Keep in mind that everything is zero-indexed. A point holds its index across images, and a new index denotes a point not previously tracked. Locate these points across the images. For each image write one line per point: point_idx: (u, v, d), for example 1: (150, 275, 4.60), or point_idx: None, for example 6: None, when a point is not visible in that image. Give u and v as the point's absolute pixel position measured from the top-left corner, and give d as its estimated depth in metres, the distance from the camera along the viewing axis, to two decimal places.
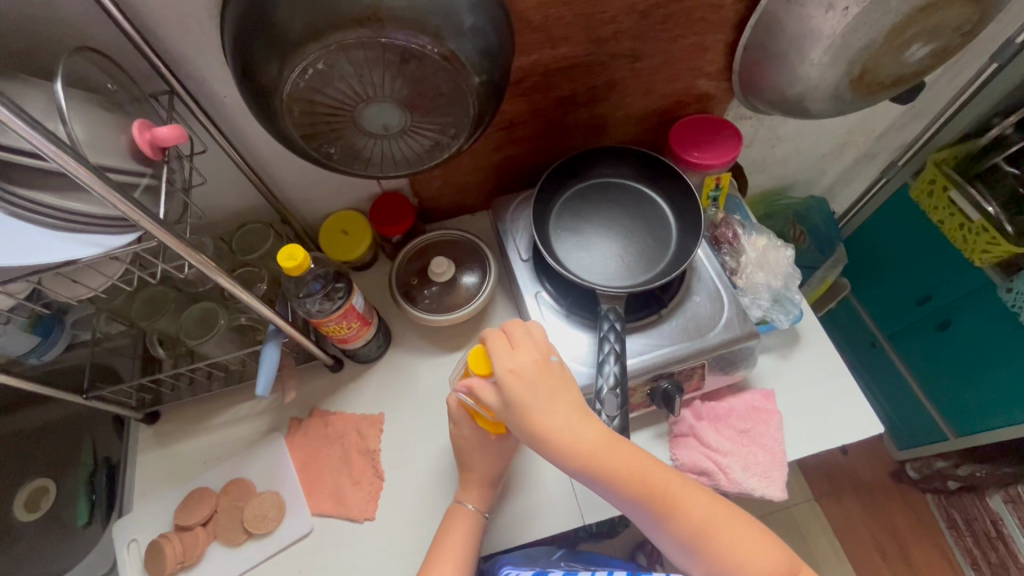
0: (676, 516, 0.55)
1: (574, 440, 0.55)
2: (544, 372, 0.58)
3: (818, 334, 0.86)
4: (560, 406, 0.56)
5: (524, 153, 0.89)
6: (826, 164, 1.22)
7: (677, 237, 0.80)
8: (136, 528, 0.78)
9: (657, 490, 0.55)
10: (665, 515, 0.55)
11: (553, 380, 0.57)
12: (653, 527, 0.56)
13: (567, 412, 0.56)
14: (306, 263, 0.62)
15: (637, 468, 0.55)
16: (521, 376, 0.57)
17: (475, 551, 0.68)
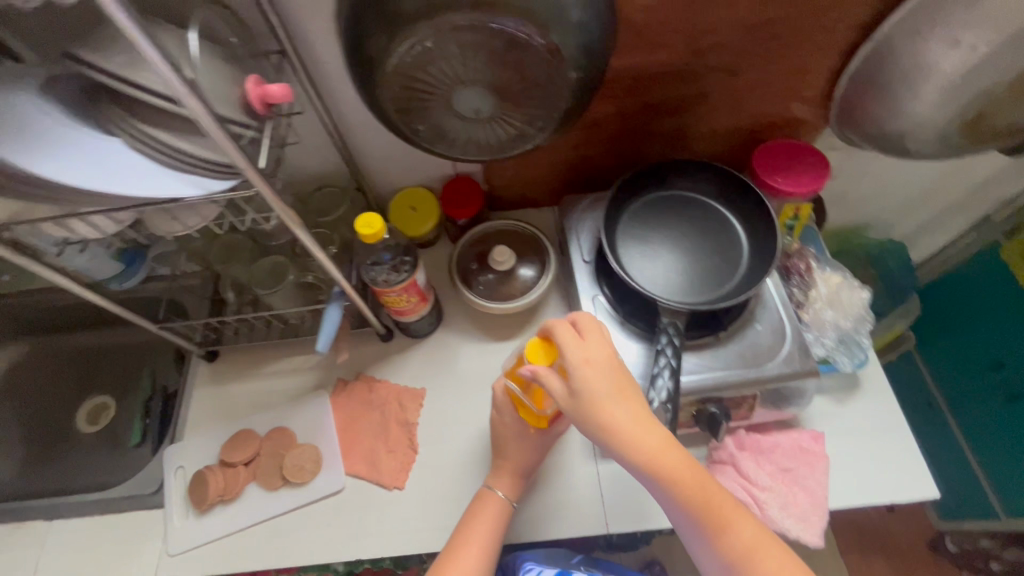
0: (726, 534, 0.53)
1: (636, 436, 0.54)
2: (610, 365, 0.57)
3: (881, 384, 0.82)
4: (626, 401, 0.56)
5: (601, 155, 0.89)
6: (910, 209, 1.16)
7: (747, 261, 0.78)
8: (184, 456, 0.83)
9: (711, 503, 0.55)
10: (714, 531, 0.54)
11: (618, 374, 0.57)
12: (698, 540, 0.55)
13: (632, 408, 0.56)
14: (381, 232, 0.64)
15: (694, 477, 0.55)
16: (595, 367, 0.56)
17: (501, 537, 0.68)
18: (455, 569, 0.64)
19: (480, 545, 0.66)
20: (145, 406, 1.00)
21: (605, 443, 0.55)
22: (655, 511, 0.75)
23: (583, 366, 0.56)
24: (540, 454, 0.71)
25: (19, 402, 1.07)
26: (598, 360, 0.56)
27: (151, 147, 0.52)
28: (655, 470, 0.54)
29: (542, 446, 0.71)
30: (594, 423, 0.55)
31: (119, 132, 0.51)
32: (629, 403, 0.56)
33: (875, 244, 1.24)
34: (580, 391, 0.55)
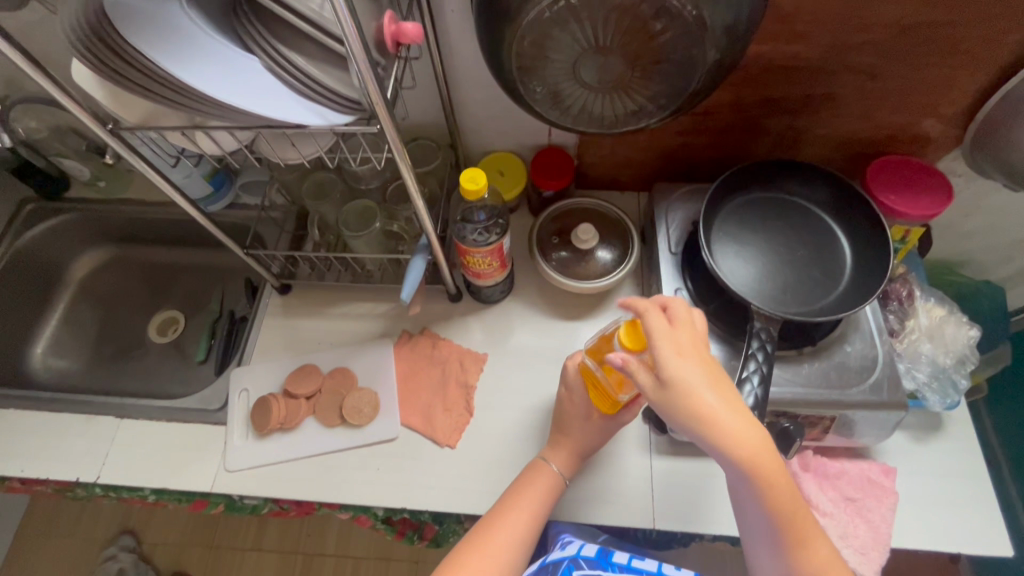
0: (806, 549, 0.53)
1: (738, 438, 0.51)
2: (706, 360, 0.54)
3: (965, 429, 0.77)
4: (726, 401, 0.52)
5: (703, 146, 0.85)
6: (1017, 252, 1.08)
7: (847, 279, 0.74)
8: (248, 380, 0.86)
9: (797, 516, 0.54)
10: (794, 545, 0.54)
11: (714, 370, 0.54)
12: (772, 548, 0.55)
13: (730, 407, 0.53)
14: (484, 190, 0.63)
15: (787, 489, 0.53)
16: (692, 361, 0.53)
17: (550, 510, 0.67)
18: (501, 530, 0.63)
19: (528, 513, 0.65)
20: (211, 327, 1.04)
21: (708, 441, 0.52)
22: (704, 515, 0.74)
23: (683, 358, 0.52)
24: (601, 440, 0.70)
25: (99, 303, 1.13)
26: (692, 353, 0.53)
27: (284, 69, 0.52)
28: (752, 477, 0.52)
29: (605, 432, 0.70)
30: (694, 419, 0.52)
31: (258, 50, 0.51)
32: (729, 403, 0.53)
33: (971, 283, 1.15)
34: (684, 386, 0.52)
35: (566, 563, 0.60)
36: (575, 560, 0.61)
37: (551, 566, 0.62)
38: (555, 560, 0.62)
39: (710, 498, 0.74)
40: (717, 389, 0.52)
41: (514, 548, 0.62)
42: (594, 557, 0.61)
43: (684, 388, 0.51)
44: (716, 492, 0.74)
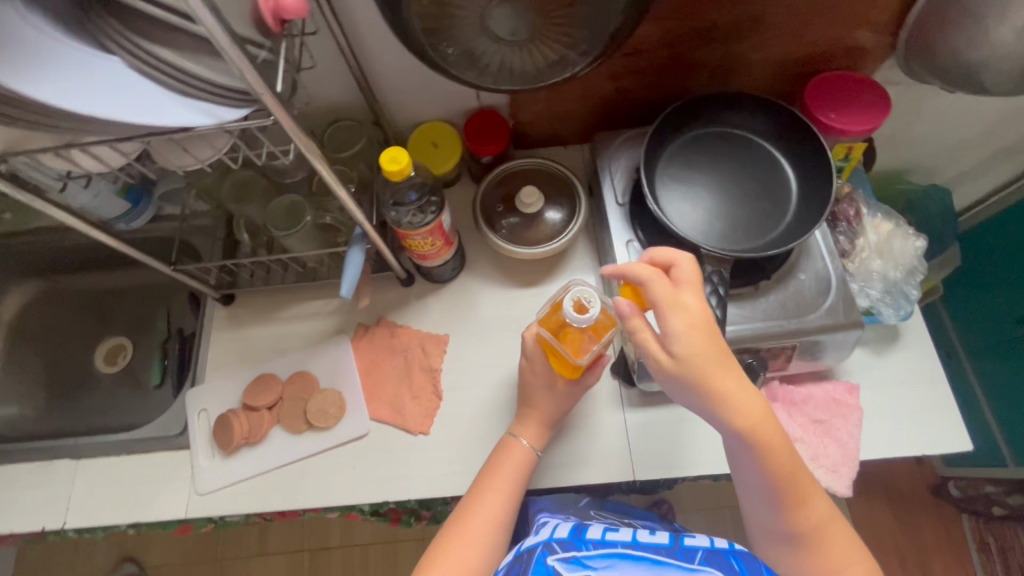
0: (804, 511, 0.56)
1: (743, 410, 0.53)
2: (711, 337, 0.54)
3: (921, 336, 0.79)
4: (732, 377, 0.53)
5: (638, 88, 0.81)
6: (961, 152, 1.09)
7: (795, 206, 0.73)
8: (206, 399, 0.82)
9: (800, 483, 0.56)
10: (794, 507, 0.56)
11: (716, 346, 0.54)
12: (772, 511, 0.57)
13: (734, 384, 0.53)
14: (408, 169, 0.58)
15: (792, 460, 0.55)
16: (701, 337, 0.53)
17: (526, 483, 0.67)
18: (478, 517, 0.62)
19: (503, 494, 0.64)
20: (162, 347, 0.99)
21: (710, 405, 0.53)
22: (682, 459, 0.75)
23: (693, 335, 0.52)
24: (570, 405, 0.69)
25: (35, 341, 1.06)
26: (700, 330, 0.53)
27: (154, 68, 0.46)
28: (752, 442, 0.54)
29: (573, 398, 0.69)
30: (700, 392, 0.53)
31: (118, 50, 0.45)
32: (734, 378, 0.53)
33: (917, 190, 1.17)
34: (692, 361, 0.52)
35: (540, 552, 0.58)
36: (548, 544, 0.59)
37: (524, 554, 0.60)
38: (528, 548, 0.60)
39: (685, 442, 0.76)
40: (718, 363, 0.53)
41: (494, 530, 0.62)
42: (568, 537, 0.60)
43: (694, 363, 0.52)
44: (690, 436, 0.76)
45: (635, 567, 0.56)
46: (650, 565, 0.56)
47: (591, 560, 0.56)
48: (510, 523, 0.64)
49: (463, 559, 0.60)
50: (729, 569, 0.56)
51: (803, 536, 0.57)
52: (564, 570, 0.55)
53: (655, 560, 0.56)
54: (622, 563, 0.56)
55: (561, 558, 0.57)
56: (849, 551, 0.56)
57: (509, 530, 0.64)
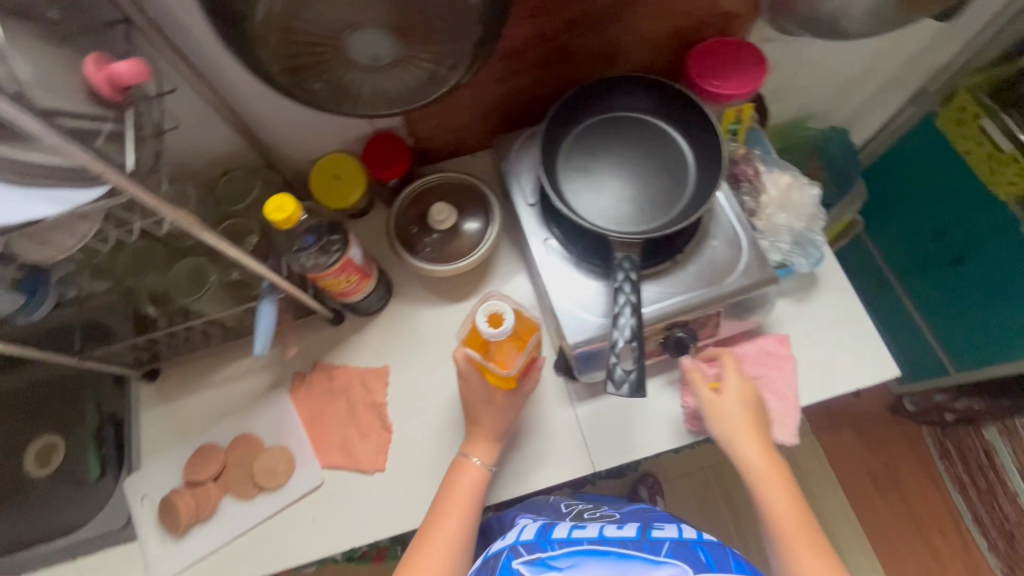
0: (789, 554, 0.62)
1: (740, 452, 0.68)
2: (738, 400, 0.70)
3: (837, 277, 0.82)
4: (745, 429, 0.69)
5: (528, 86, 0.81)
6: (850, 91, 1.14)
7: (694, 175, 0.75)
8: (146, 484, 0.78)
9: (784, 526, 0.63)
10: (781, 546, 0.63)
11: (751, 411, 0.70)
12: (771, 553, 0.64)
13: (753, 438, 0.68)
14: (297, 214, 0.57)
15: (780, 504, 0.65)
16: (727, 395, 0.70)
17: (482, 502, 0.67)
18: (435, 545, 0.62)
19: (460, 517, 0.64)
20: (96, 437, 0.94)
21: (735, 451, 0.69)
22: (637, 442, 0.76)
23: (726, 392, 0.70)
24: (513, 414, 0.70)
25: None
26: (736, 393, 0.71)
27: None
28: (754, 480, 0.67)
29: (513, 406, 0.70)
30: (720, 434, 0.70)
31: None
32: (743, 429, 0.69)
33: (819, 135, 1.23)
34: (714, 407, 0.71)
35: (505, 555, 0.60)
36: (514, 548, 0.61)
37: (491, 560, 0.61)
38: (494, 553, 0.62)
39: (636, 424, 0.77)
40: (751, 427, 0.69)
41: (452, 555, 0.62)
42: (534, 538, 0.61)
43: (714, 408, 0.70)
44: (639, 417, 0.77)
45: (599, 563, 0.57)
46: (615, 560, 0.57)
47: (556, 561, 0.57)
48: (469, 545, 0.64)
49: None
50: (695, 560, 0.57)
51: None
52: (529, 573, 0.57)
53: (622, 554, 0.58)
54: (588, 559, 0.57)
55: (526, 561, 0.58)
56: None
57: (470, 552, 0.64)
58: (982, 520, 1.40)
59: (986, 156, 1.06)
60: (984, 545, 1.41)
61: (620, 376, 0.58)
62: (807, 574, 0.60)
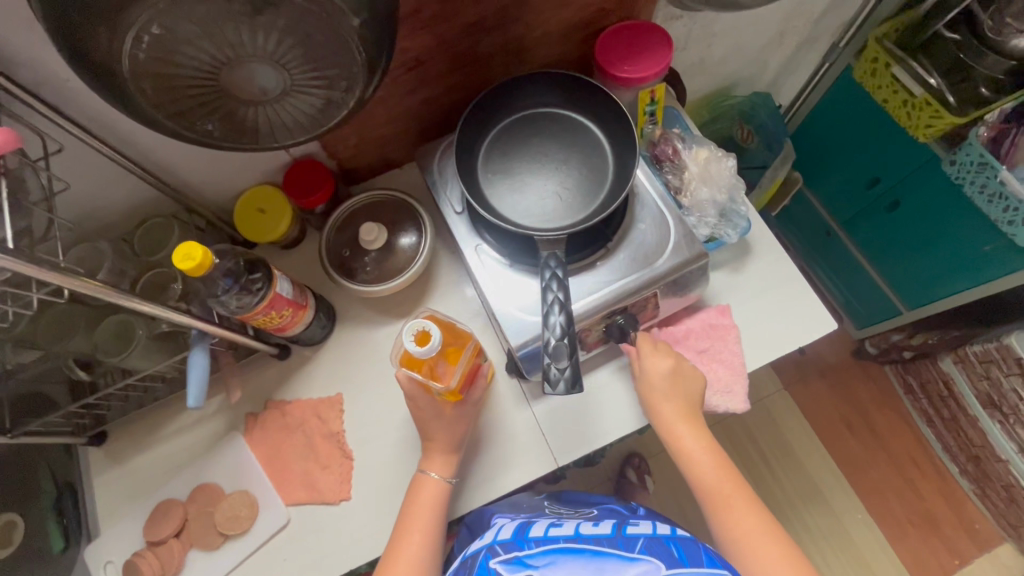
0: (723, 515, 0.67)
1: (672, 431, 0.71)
2: (671, 380, 0.72)
3: (769, 241, 0.84)
4: (675, 407, 0.71)
5: (442, 94, 0.81)
6: (767, 56, 1.17)
7: (613, 162, 0.75)
8: (109, 550, 0.76)
9: (716, 490, 0.69)
10: (714, 509, 0.68)
11: (681, 387, 0.72)
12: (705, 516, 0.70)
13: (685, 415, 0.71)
14: (207, 260, 0.55)
15: (711, 473, 0.70)
16: (658, 377, 0.72)
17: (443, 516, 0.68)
18: (403, 561, 0.64)
19: (423, 533, 0.65)
20: (56, 508, 0.91)
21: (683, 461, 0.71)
22: (596, 431, 0.77)
23: (653, 375, 0.72)
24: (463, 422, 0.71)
25: None
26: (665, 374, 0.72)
27: None
28: (685, 454, 0.71)
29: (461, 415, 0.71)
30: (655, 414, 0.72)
31: None
32: (675, 406, 0.71)
33: (745, 101, 1.25)
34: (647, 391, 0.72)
35: (482, 554, 0.61)
36: (492, 547, 0.62)
37: (470, 560, 0.62)
38: (473, 553, 0.63)
39: (593, 413, 0.78)
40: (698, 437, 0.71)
41: (417, 571, 0.64)
42: (511, 539, 0.62)
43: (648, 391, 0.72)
44: (595, 406, 0.78)
45: (574, 561, 0.57)
46: (589, 558, 0.57)
47: (532, 559, 0.58)
48: (434, 559, 0.66)
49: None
50: (668, 556, 0.57)
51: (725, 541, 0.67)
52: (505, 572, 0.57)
53: (596, 552, 0.58)
54: (563, 557, 0.57)
55: (502, 560, 0.59)
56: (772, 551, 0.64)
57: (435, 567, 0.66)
58: (950, 448, 1.45)
59: (901, 103, 1.08)
60: (956, 472, 1.47)
61: (555, 375, 0.59)
62: (737, 529, 0.66)
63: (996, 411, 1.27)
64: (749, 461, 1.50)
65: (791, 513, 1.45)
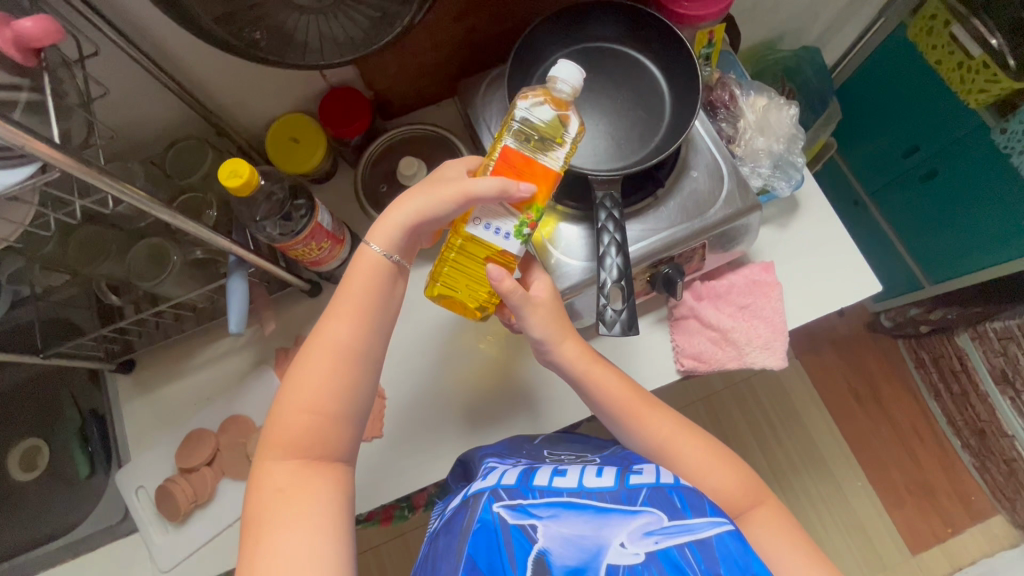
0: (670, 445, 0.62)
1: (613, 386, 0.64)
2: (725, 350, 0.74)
3: (817, 199, 0.82)
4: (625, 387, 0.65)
5: (489, 23, 0.75)
6: (819, 8, 1.11)
7: (670, 105, 0.72)
8: (140, 475, 0.76)
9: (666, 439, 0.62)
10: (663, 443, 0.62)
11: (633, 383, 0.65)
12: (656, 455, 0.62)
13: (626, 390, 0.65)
14: (254, 178, 0.53)
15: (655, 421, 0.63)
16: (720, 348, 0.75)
17: (387, 304, 0.55)
18: (324, 342, 0.51)
19: (355, 314, 0.52)
20: (81, 435, 0.91)
21: (580, 378, 0.64)
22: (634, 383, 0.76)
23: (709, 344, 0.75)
24: (454, 203, 0.53)
25: None
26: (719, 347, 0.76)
27: None
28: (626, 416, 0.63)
29: (458, 193, 0.53)
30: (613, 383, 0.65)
31: None
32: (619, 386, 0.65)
33: (790, 56, 1.20)
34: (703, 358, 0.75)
35: (485, 497, 0.49)
36: (495, 491, 0.50)
37: (472, 500, 0.50)
38: (475, 493, 0.51)
39: (631, 366, 0.77)
40: (591, 356, 0.65)
41: (344, 359, 0.51)
42: (514, 484, 0.51)
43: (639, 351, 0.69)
44: (633, 359, 0.77)
45: (579, 517, 0.46)
46: (594, 514, 0.47)
47: (536, 509, 0.47)
48: (371, 354, 0.53)
49: (309, 406, 0.49)
50: (670, 507, 0.48)
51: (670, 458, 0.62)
52: (508, 518, 0.46)
53: (600, 508, 0.48)
54: (566, 512, 0.47)
55: (505, 505, 0.47)
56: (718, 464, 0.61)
57: (371, 367, 0.53)
58: (955, 423, 1.47)
59: (956, 65, 1.03)
60: (958, 445, 1.49)
61: (612, 316, 0.60)
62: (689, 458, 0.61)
63: (1009, 387, 1.29)
64: (756, 425, 1.52)
65: (794, 477, 1.48)
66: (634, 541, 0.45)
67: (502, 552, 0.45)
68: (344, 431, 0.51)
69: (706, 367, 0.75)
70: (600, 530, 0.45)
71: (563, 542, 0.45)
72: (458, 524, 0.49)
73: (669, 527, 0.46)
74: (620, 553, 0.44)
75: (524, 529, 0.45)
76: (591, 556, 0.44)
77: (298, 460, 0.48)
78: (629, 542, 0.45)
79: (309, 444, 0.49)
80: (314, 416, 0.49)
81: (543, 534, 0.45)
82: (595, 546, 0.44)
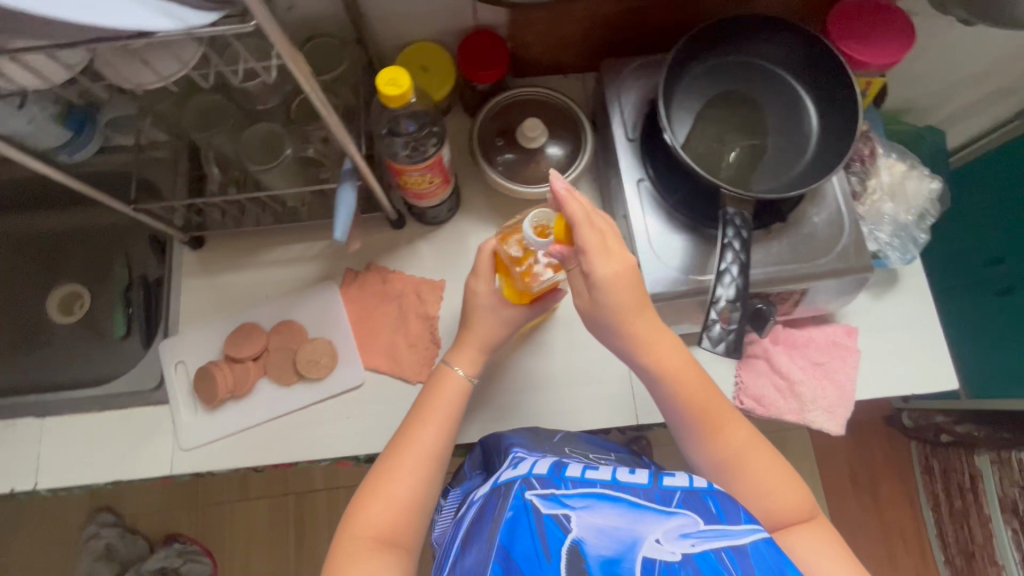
0: (738, 462, 0.59)
1: (689, 398, 0.61)
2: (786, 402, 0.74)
3: (918, 279, 0.80)
4: (700, 396, 0.61)
5: (654, 9, 0.73)
6: (957, 91, 1.08)
7: (813, 144, 0.70)
8: (183, 350, 0.76)
9: (733, 454, 0.60)
10: (729, 460, 0.60)
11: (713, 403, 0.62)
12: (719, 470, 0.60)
13: (701, 401, 0.61)
14: (409, 93, 0.51)
15: (730, 436, 0.61)
16: (783, 396, 0.74)
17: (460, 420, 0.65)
18: (413, 446, 0.61)
19: (440, 422, 0.63)
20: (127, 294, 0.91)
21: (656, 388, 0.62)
22: None
23: (772, 390, 0.74)
24: (507, 331, 0.68)
25: None
26: (783, 397, 0.74)
27: None
28: (698, 431, 0.61)
29: (508, 326, 0.68)
30: (690, 399, 0.61)
31: None
32: (696, 397, 0.61)
33: (913, 131, 1.16)
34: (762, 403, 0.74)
35: (517, 485, 0.47)
36: (526, 478, 0.49)
37: (503, 489, 0.49)
38: (506, 481, 0.50)
39: None
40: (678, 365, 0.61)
41: (426, 460, 0.60)
42: (547, 473, 0.50)
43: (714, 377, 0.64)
44: None
45: (612, 508, 0.45)
46: (627, 508, 0.46)
47: (569, 499, 0.46)
48: (446, 456, 0.62)
49: (392, 490, 0.58)
50: (705, 510, 0.47)
51: (734, 471, 0.59)
52: (541, 508, 0.45)
53: (633, 502, 0.46)
54: (602, 503, 0.46)
55: (539, 494, 0.46)
56: (782, 482, 0.59)
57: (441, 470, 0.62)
58: (945, 537, 1.44)
59: None
60: (941, 559, 1.46)
61: (718, 334, 0.60)
62: (755, 477, 0.59)
63: (1014, 518, 1.22)
64: None
65: None
66: (670, 539, 0.44)
67: (534, 537, 0.44)
68: (412, 523, 0.58)
69: (763, 412, 0.74)
70: (634, 524, 0.44)
71: (598, 532, 0.43)
72: (489, 511, 0.48)
73: (706, 531, 0.45)
74: (655, 549, 0.43)
75: (558, 518, 0.44)
76: (626, 547, 0.42)
77: (373, 539, 0.55)
78: (664, 540, 0.43)
79: (384, 526, 0.56)
80: (393, 499, 0.58)
81: (577, 524, 0.44)
82: (629, 538, 0.43)
